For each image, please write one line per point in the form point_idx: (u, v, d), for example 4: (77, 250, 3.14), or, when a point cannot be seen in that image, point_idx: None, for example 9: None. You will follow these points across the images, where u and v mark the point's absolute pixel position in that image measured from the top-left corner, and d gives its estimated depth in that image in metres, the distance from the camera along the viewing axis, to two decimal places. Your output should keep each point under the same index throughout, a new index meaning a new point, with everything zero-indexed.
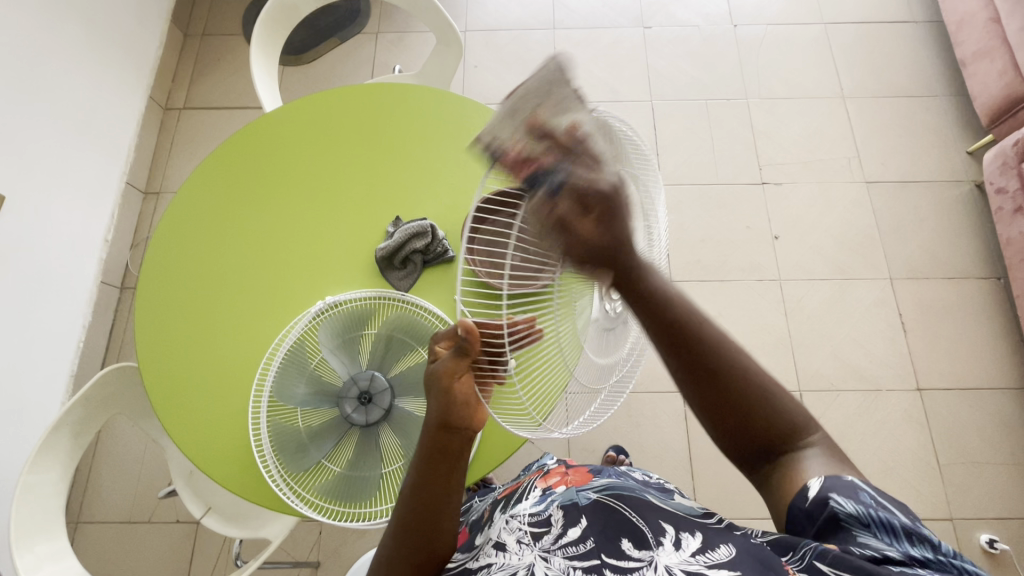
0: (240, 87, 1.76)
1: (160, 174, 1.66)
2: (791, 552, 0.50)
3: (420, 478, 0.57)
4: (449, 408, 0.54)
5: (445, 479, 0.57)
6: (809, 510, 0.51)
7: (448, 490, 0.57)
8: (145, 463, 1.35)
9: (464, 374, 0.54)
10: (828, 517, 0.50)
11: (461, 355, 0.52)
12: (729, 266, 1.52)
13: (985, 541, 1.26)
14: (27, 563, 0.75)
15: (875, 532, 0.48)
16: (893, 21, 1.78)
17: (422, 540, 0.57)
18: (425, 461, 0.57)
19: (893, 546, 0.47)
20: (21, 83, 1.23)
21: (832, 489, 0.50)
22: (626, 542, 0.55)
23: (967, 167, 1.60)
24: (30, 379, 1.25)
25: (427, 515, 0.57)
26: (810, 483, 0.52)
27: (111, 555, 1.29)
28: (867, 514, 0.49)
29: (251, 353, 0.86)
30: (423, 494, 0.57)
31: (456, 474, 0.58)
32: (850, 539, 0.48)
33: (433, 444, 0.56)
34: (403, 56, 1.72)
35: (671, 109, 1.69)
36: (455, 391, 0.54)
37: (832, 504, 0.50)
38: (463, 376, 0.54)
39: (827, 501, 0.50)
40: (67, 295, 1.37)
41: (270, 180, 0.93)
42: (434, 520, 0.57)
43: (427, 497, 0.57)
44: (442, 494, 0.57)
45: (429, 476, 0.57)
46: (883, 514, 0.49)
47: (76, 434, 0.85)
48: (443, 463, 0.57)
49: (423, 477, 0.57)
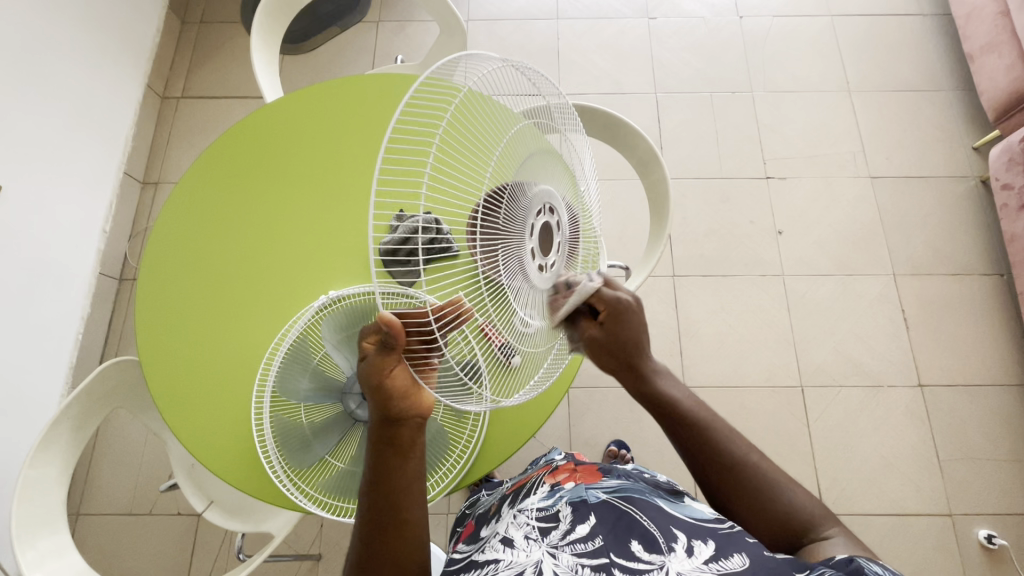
0: (239, 77, 1.74)
1: (158, 165, 1.65)
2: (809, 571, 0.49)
3: (378, 474, 0.55)
4: (389, 402, 0.53)
5: (402, 471, 0.55)
6: (831, 564, 0.50)
7: (408, 479, 0.56)
8: (145, 454, 1.35)
9: (396, 367, 0.53)
10: (851, 568, 0.49)
11: (386, 351, 0.51)
12: (731, 261, 1.51)
13: (983, 536, 1.27)
14: (28, 558, 0.74)
15: None
16: (901, 13, 1.76)
17: (391, 542, 0.55)
18: (373, 454, 0.56)
19: None
20: (19, 72, 1.21)
21: (861, 557, 0.51)
22: (637, 543, 0.54)
23: (972, 162, 1.59)
24: (28, 369, 1.23)
25: (388, 511, 0.55)
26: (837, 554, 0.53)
27: (111, 548, 1.28)
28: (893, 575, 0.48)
29: (252, 343, 0.85)
30: (380, 492, 0.55)
31: (413, 460, 0.56)
32: None
33: (380, 435, 0.55)
34: (405, 45, 1.70)
35: (675, 101, 1.67)
36: (391, 384, 0.53)
37: (858, 561, 0.49)
38: (396, 368, 0.53)
39: (853, 560, 0.50)
40: (65, 288, 1.35)
41: (269, 169, 0.92)
42: (396, 512, 0.55)
43: (385, 495, 0.55)
44: (408, 486, 0.56)
45: (387, 470, 0.55)
46: None
47: (77, 427, 0.84)
48: (394, 454, 0.56)
49: (381, 470, 0.55)
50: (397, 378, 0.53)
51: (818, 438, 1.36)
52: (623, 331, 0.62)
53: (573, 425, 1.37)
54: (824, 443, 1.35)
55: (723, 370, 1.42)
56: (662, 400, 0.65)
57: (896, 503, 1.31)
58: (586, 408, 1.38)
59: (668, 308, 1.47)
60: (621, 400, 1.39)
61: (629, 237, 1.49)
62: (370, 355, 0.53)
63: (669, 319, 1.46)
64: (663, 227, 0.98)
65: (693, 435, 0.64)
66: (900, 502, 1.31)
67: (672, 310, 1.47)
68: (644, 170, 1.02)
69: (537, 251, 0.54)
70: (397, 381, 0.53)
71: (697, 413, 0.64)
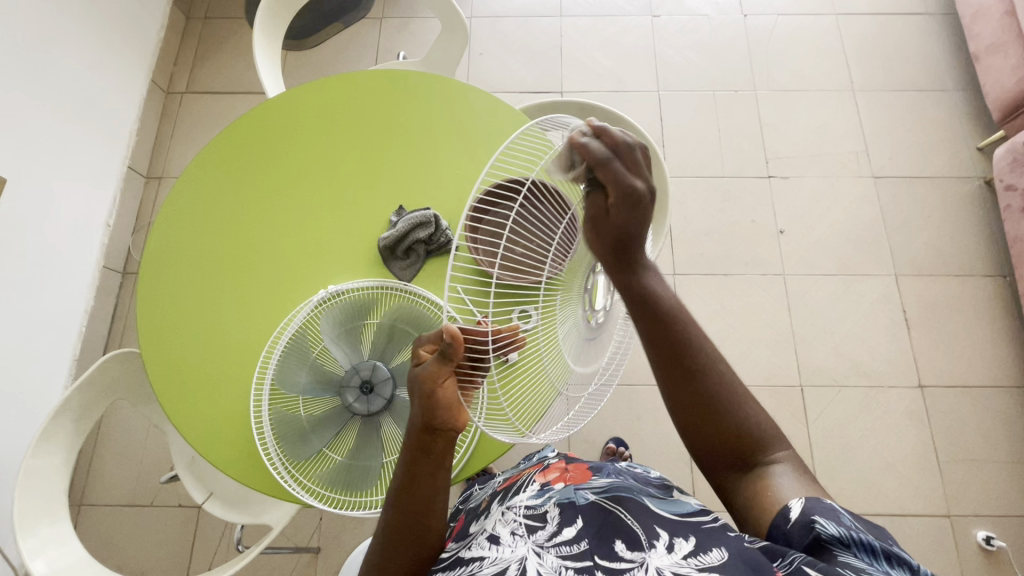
0: (243, 72, 1.75)
1: (162, 159, 1.65)
2: (780, 557, 0.49)
3: (402, 481, 0.55)
4: (433, 411, 0.53)
5: (430, 482, 0.55)
6: (792, 534, 0.51)
7: (435, 489, 0.55)
8: (147, 448, 1.36)
9: (447, 378, 0.53)
10: (811, 541, 0.50)
11: (443, 360, 0.52)
12: (732, 260, 1.51)
13: (981, 537, 1.27)
14: (30, 546, 0.75)
15: (855, 552, 0.48)
16: (907, 12, 1.75)
17: (410, 546, 0.56)
18: (407, 463, 0.55)
19: (874, 565, 0.47)
20: (25, 67, 1.23)
21: (816, 509, 0.51)
22: (620, 543, 0.55)
23: (976, 163, 1.58)
24: (31, 362, 1.25)
25: (413, 517, 0.55)
26: (792, 504, 0.53)
27: (112, 539, 1.30)
28: (849, 536, 0.49)
29: (254, 337, 0.85)
30: (405, 499, 0.55)
31: (442, 472, 0.56)
32: (833, 560, 0.47)
33: (418, 444, 0.54)
34: (409, 42, 1.71)
35: (678, 99, 1.67)
36: (441, 395, 0.53)
37: (816, 525, 0.50)
38: (447, 380, 0.53)
39: (812, 524, 0.50)
40: (69, 280, 1.37)
41: (269, 164, 0.92)
42: (424, 518, 0.55)
43: (408, 502, 0.55)
44: (429, 496, 0.55)
45: (412, 479, 0.55)
46: (865, 535, 0.49)
47: (79, 418, 0.85)
48: (427, 463, 0.55)
49: (409, 480, 0.55)
50: (447, 390, 0.53)
51: (816, 438, 1.36)
52: (624, 223, 0.49)
53: None
54: (824, 443, 1.35)
55: None
56: (637, 293, 0.56)
57: (894, 504, 1.30)
58: None
59: None
60: (620, 398, 1.39)
61: None
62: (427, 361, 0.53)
63: None
64: (663, 223, 0.97)
65: (665, 332, 0.57)
66: (898, 503, 1.30)
67: None
68: None
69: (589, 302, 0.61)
70: (447, 394, 0.53)
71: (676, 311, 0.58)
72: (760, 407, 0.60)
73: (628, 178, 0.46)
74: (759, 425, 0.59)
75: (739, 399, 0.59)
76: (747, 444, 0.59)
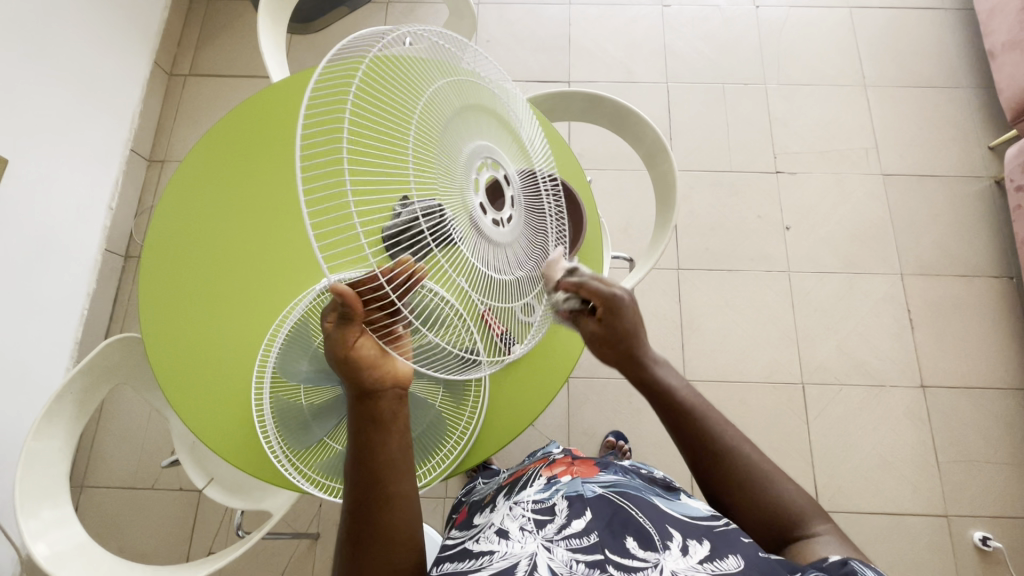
0: (247, 56, 1.73)
1: (165, 142, 1.64)
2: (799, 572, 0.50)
3: (356, 452, 0.54)
4: (359, 374, 0.53)
5: (383, 448, 0.54)
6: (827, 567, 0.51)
7: (391, 455, 0.54)
8: (148, 431, 1.36)
9: (358, 337, 0.52)
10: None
11: (344, 323, 0.52)
12: (737, 255, 1.50)
13: (978, 538, 1.28)
14: (32, 528, 0.76)
15: None
16: (922, 7, 1.72)
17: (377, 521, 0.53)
18: (355, 434, 0.54)
19: None
20: (28, 47, 1.21)
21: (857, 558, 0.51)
22: (631, 540, 0.55)
23: (987, 162, 1.56)
24: (33, 345, 1.25)
25: (371, 490, 0.53)
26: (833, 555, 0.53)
27: (113, 520, 1.31)
28: None
29: (255, 324, 0.85)
30: (363, 469, 0.53)
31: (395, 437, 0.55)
32: None
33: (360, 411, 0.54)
34: (415, 27, 1.68)
35: (686, 91, 1.65)
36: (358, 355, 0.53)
37: (854, 564, 0.49)
38: (359, 339, 0.53)
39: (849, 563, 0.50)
40: (70, 262, 1.36)
41: (270, 148, 0.91)
42: (382, 490, 0.53)
43: (364, 471, 0.53)
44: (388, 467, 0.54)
45: (365, 449, 0.54)
46: None
47: (80, 402, 0.85)
48: (376, 430, 0.54)
49: (364, 450, 0.54)
50: (362, 348, 0.52)
51: (816, 435, 1.36)
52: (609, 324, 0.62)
53: (572, 414, 1.38)
54: (823, 441, 1.35)
55: (724, 365, 1.41)
56: (657, 386, 0.64)
57: (891, 502, 1.31)
58: (585, 399, 1.38)
59: (671, 300, 1.46)
60: (620, 391, 1.39)
61: (635, 229, 1.49)
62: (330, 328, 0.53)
63: (671, 312, 1.45)
64: (669, 220, 0.95)
65: (687, 424, 0.63)
66: (896, 502, 1.31)
67: (675, 302, 1.46)
68: (653, 161, 1.00)
69: (489, 207, 0.57)
70: (363, 351, 0.53)
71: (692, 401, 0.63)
72: (794, 484, 0.61)
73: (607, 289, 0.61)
74: (792, 501, 0.59)
75: (767, 475, 0.60)
76: (783, 520, 0.59)
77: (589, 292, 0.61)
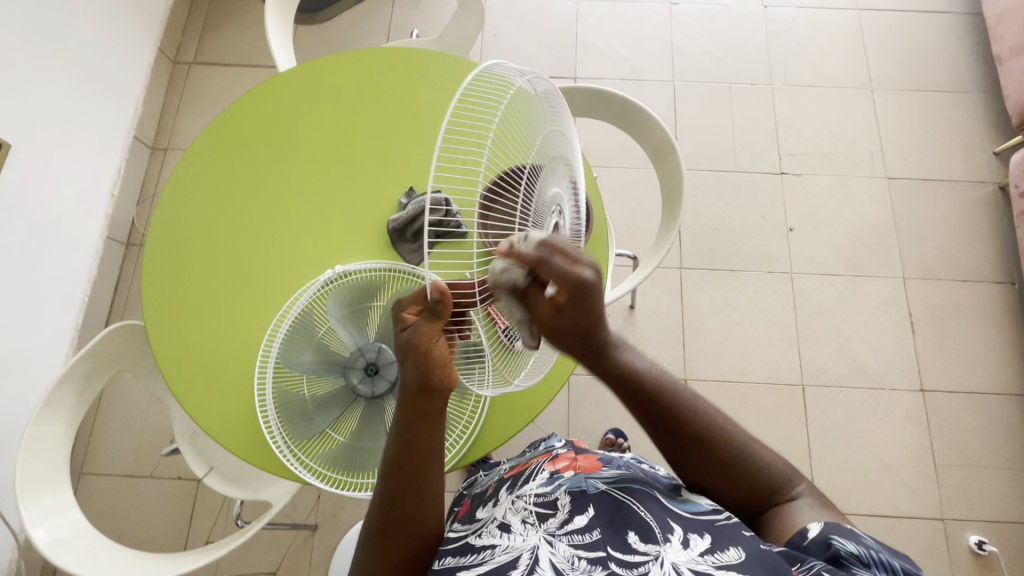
0: (252, 45, 1.72)
1: (168, 130, 1.63)
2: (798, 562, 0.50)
3: (400, 444, 0.56)
4: (429, 371, 0.54)
5: (427, 442, 0.56)
6: (809, 548, 0.52)
7: (432, 448, 0.56)
8: (149, 420, 1.36)
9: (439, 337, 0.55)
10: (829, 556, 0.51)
11: (431, 319, 0.54)
12: (740, 255, 1.50)
13: (974, 541, 1.28)
14: (33, 513, 0.76)
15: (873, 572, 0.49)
16: (930, 10, 1.72)
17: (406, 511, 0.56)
18: (405, 427, 0.56)
19: None
20: (33, 31, 1.21)
21: (835, 531, 0.53)
22: (633, 534, 0.55)
23: (991, 168, 1.56)
24: (34, 330, 1.25)
25: (412, 480, 0.56)
26: (812, 526, 0.55)
27: (112, 507, 1.31)
28: (867, 555, 0.50)
29: (257, 315, 0.85)
30: (406, 459, 0.56)
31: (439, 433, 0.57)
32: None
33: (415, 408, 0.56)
34: (422, 20, 1.68)
35: (693, 90, 1.64)
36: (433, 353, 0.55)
37: (833, 542, 0.51)
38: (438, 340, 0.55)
39: (830, 542, 0.51)
40: (71, 248, 1.35)
41: (277, 139, 0.91)
42: (422, 480, 0.56)
43: (403, 461, 0.56)
44: (426, 460, 0.56)
45: (410, 441, 0.56)
46: (884, 556, 0.50)
47: (82, 388, 0.85)
48: (424, 426, 0.56)
49: (409, 442, 0.56)
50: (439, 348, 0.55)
51: (815, 436, 1.36)
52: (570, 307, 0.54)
53: (573, 411, 1.38)
54: (821, 442, 1.36)
55: (725, 365, 1.41)
56: (621, 377, 0.64)
57: (888, 504, 1.31)
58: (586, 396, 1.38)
59: (673, 299, 1.46)
60: None
61: (639, 228, 1.49)
62: (414, 323, 0.55)
63: (672, 311, 1.45)
64: (675, 220, 0.95)
65: (659, 405, 0.63)
66: (893, 505, 1.31)
67: (677, 301, 1.46)
68: (660, 159, 1.00)
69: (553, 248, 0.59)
70: (440, 351, 0.55)
71: (658, 379, 0.64)
72: (773, 451, 0.63)
73: (571, 270, 0.52)
74: (775, 469, 0.62)
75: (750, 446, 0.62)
76: (765, 487, 0.61)
77: (552, 275, 0.51)
